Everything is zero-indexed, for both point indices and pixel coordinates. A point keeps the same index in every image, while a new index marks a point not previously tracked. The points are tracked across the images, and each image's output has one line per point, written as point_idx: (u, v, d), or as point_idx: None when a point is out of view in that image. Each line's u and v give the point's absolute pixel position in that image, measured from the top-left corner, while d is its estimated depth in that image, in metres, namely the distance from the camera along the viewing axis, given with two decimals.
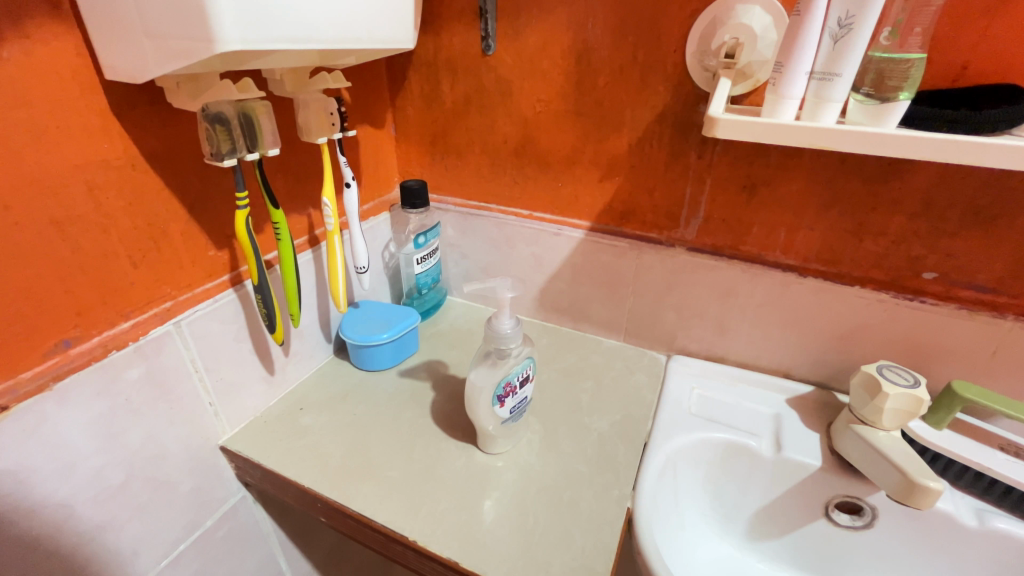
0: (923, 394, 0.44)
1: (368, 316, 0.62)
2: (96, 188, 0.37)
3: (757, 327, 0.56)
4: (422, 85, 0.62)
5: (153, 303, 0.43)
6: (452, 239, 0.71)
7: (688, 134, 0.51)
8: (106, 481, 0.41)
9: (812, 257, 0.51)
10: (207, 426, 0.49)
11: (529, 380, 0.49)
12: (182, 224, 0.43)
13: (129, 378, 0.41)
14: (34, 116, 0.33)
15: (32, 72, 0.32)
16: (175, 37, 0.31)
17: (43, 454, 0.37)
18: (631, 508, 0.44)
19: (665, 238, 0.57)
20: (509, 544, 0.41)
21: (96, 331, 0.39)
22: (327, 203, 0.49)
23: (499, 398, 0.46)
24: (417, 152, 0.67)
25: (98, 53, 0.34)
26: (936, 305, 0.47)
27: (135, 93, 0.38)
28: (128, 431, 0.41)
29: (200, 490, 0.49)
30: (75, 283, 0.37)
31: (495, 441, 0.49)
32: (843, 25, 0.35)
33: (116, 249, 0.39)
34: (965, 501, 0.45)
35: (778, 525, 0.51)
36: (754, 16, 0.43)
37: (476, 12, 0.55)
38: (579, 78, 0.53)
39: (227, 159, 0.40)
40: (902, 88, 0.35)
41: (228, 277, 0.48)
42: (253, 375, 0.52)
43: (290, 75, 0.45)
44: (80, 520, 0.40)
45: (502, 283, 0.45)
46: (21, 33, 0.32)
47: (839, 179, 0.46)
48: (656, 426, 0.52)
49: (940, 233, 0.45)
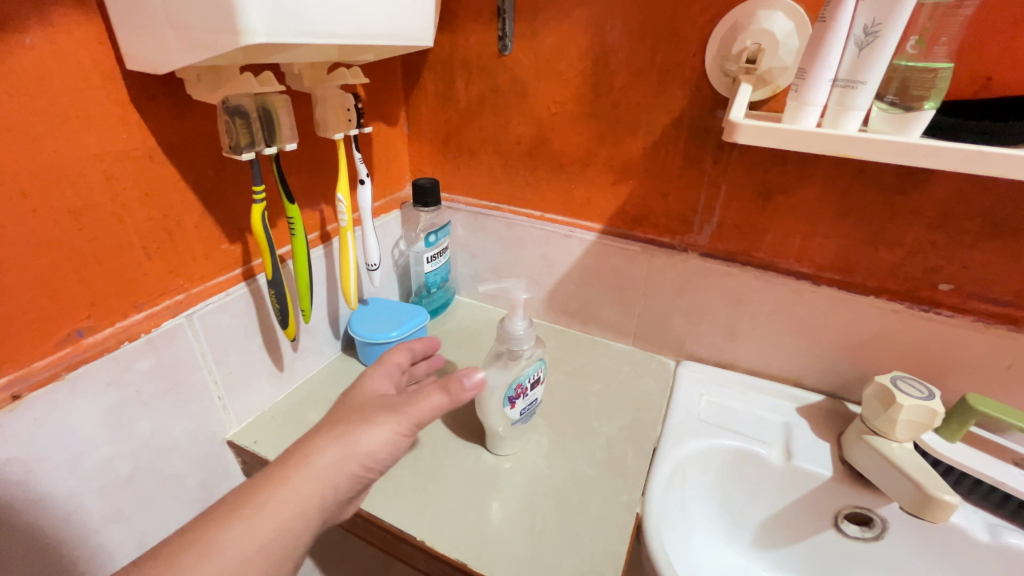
0: (938, 407, 0.44)
1: (377, 314, 0.62)
2: (114, 179, 0.37)
3: (768, 334, 0.55)
4: (436, 84, 0.62)
5: (165, 295, 0.43)
6: (462, 238, 0.71)
7: (705, 138, 0.50)
8: (113, 472, 0.40)
9: (826, 264, 0.50)
10: (214, 419, 0.48)
11: (540, 383, 0.48)
12: (196, 216, 0.43)
13: (139, 369, 0.41)
14: (53, 105, 0.33)
15: (53, 60, 0.32)
16: (199, 29, 0.30)
17: (54, 444, 0.36)
18: (640, 514, 0.44)
19: (678, 243, 0.56)
20: (516, 546, 0.41)
21: (110, 322, 0.39)
22: (341, 199, 0.49)
23: (510, 399, 0.46)
24: (429, 150, 0.67)
25: (121, 44, 0.34)
26: (952, 317, 0.47)
27: (154, 85, 0.38)
28: (138, 422, 0.41)
29: (206, 484, 0.49)
30: (90, 273, 0.37)
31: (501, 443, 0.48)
32: (870, 32, 0.35)
33: (131, 239, 0.39)
34: (978, 516, 0.45)
35: (786, 535, 0.51)
36: (776, 21, 0.43)
37: (493, 11, 0.55)
38: (595, 80, 0.53)
39: (245, 152, 0.39)
40: (927, 97, 0.35)
41: (240, 271, 0.48)
42: (262, 370, 0.52)
43: (308, 69, 0.45)
44: (87, 511, 0.39)
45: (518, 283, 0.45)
46: (44, 20, 0.31)
47: (857, 188, 0.46)
48: (665, 431, 0.52)
49: (958, 244, 0.44)
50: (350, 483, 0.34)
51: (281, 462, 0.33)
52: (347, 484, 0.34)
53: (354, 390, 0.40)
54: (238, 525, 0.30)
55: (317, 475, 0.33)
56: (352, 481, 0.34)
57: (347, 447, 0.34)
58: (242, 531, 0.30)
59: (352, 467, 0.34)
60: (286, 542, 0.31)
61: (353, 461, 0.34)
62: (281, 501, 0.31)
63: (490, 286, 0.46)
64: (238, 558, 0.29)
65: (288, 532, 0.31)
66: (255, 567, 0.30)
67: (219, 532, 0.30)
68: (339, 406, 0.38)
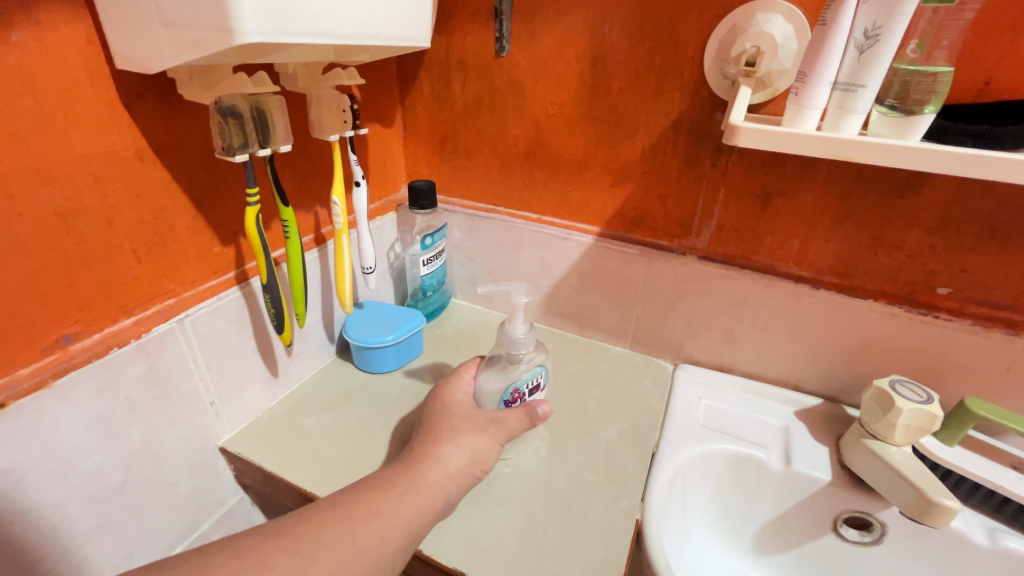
0: (937, 411, 0.44)
1: (372, 318, 0.61)
2: (102, 180, 0.36)
3: (768, 337, 0.55)
4: (433, 85, 0.61)
5: (157, 299, 0.42)
6: (459, 240, 0.70)
7: (704, 141, 0.50)
8: (104, 481, 0.39)
9: (825, 268, 0.50)
10: (207, 426, 0.48)
11: (540, 391, 0.48)
12: (188, 219, 0.42)
13: (129, 376, 0.40)
14: (38, 104, 0.32)
15: (40, 58, 0.31)
16: (191, 27, 0.30)
17: (41, 454, 0.35)
18: (640, 520, 0.43)
19: (676, 246, 0.56)
20: (516, 554, 0.40)
21: (98, 327, 0.38)
22: (336, 202, 0.48)
23: (506, 403, 0.45)
24: (426, 152, 0.66)
25: (110, 42, 0.34)
26: (950, 321, 0.47)
27: (144, 84, 0.37)
28: (129, 430, 0.40)
29: (198, 491, 0.48)
30: (77, 276, 0.36)
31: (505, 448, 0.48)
32: (870, 36, 0.35)
33: (121, 242, 0.38)
34: (977, 520, 0.45)
35: (785, 539, 0.50)
36: (775, 24, 0.43)
37: (490, 12, 0.55)
38: (594, 82, 0.53)
39: (239, 154, 0.39)
40: (927, 101, 0.35)
41: (233, 275, 0.47)
42: (255, 374, 0.51)
43: (303, 69, 0.44)
44: (76, 522, 0.38)
45: (517, 288, 0.44)
46: (30, 17, 0.31)
47: (856, 191, 0.46)
48: (665, 435, 0.52)
49: (956, 249, 0.44)
50: (466, 488, 0.39)
51: (417, 459, 0.38)
52: (466, 485, 0.39)
53: (445, 401, 0.45)
54: (391, 500, 0.35)
55: (448, 473, 0.38)
56: (467, 485, 0.39)
57: (466, 458, 0.39)
58: (394, 504, 0.34)
59: (471, 472, 0.39)
60: (423, 523, 0.35)
61: (473, 466, 0.39)
62: (424, 488, 0.36)
63: (489, 290, 0.45)
64: (391, 529, 0.33)
65: (426, 517, 0.35)
66: (395, 541, 0.33)
67: (378, 503, 0.34)
68: (443, 414, 0.43)
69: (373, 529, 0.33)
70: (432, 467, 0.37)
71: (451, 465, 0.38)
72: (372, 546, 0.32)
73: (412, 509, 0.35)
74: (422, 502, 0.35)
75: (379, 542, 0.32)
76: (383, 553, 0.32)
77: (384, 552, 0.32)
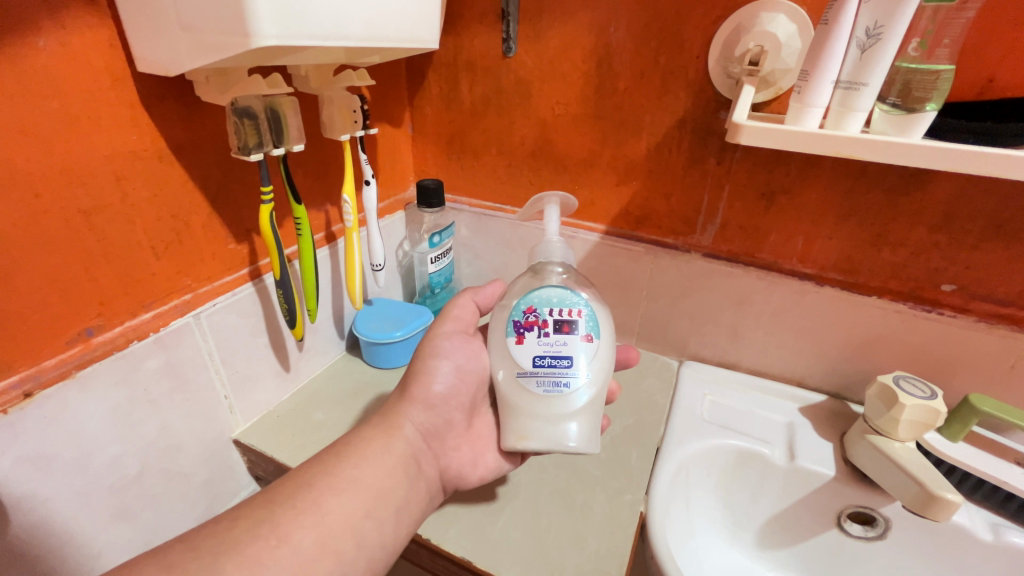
0: (941, 407, 0.44)
1: (381, 315, 0.62)
2: (123, 179, 0.37)
3: (771, 334, 0.56)
4: (441, 85, 0.63)
5: (174, 294, 0.43)
6: (466, 239, 0.71)
7: (709, 139, 0.51)
8: (122, 470, 0.41)
9: (830, 265, 0.51)
10: (220, 419, 0.49)
11: (573, 334, 0.40)
12: (204, 216, 0.44)
13: (147, 368, 0.41)
14: (64, 106, 0.33)
15: (65, 61, 0.33)
16: (210, 30, 0.31)
17: (63, 442, 0.37)
18: (643, 513, 0.44)
19: (681, 243, 0.57)
20: (521, 546, 0.41)
21: (119, 321, 0.39)
22: (347, 200, 0.49)
23: (517, 326, 0.41)
24: (433, 152, 0.67)
25: (132, 46, 0.35)
26: (955, 317, 0.47)
27: (163, 85, 0.38)
28: (146, 421, 0.42)
29: (212, 481, 0.49)
30: (97, 272, 0.37)
31: (518, 423, 0.40)
32: (871, 34, 0.35)
33: (141, 239, 0.40)
34: (980, 515, 0.45)
35: (790, 534, 0.51)
36: (779, 23, 0.43)
37: (498, 13, 0.56)
38: (600, 81, 0.53)
39: (254, 152, 0.40)
40: (929, 98, 0.35)
41: (246, 271, 0.48)
42: (267, 369, 0.53)
43: (315, 71, 0.45)
44: (94, 509, 0.39)
45: (552, 196, 0.47)
46: (56, 23, 0.32)
47: (860, 189, 0.46)
48: (668, 432, 0.52)
49: (960, 245, 0.44)
50: (421, 420, 0.42)
51: (365, 425, 0.41)
52: (420, 420, 0.42)
53: None
54: (337, 464, 0.37)
55: (391, 419, 0.41)
56: (423, 415, 0.42)
57: (417, 385, 0.43)
58: (338, 468, 0.36)
59: (417, 396, 0.42)
60: (377, 469, 0.37)
61: (419, 393, 0.42)
62: (369, 442, 0.39)
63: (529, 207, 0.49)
64: (340, 485, 0.35)
65: (379, 466, 0.38)
66: (351, 496, 0.35)
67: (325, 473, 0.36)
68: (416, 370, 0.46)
69: (322, 495, 0.34)
70: (376, 422, 0.41)
71: (393, 412, 0.41)
72: (327, 510, 0.34)
73: (358, 463, 0.37)
74: (368, 452, 0.38)
75: (333, 505, 0.34)
76: (340, 520, 0.34)
77: (343, 510, 0.34)
